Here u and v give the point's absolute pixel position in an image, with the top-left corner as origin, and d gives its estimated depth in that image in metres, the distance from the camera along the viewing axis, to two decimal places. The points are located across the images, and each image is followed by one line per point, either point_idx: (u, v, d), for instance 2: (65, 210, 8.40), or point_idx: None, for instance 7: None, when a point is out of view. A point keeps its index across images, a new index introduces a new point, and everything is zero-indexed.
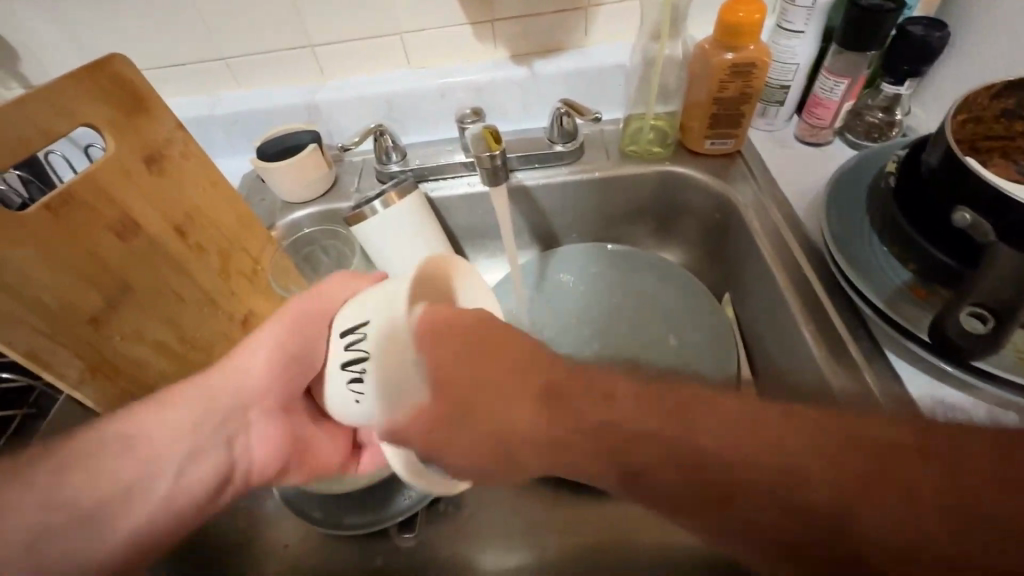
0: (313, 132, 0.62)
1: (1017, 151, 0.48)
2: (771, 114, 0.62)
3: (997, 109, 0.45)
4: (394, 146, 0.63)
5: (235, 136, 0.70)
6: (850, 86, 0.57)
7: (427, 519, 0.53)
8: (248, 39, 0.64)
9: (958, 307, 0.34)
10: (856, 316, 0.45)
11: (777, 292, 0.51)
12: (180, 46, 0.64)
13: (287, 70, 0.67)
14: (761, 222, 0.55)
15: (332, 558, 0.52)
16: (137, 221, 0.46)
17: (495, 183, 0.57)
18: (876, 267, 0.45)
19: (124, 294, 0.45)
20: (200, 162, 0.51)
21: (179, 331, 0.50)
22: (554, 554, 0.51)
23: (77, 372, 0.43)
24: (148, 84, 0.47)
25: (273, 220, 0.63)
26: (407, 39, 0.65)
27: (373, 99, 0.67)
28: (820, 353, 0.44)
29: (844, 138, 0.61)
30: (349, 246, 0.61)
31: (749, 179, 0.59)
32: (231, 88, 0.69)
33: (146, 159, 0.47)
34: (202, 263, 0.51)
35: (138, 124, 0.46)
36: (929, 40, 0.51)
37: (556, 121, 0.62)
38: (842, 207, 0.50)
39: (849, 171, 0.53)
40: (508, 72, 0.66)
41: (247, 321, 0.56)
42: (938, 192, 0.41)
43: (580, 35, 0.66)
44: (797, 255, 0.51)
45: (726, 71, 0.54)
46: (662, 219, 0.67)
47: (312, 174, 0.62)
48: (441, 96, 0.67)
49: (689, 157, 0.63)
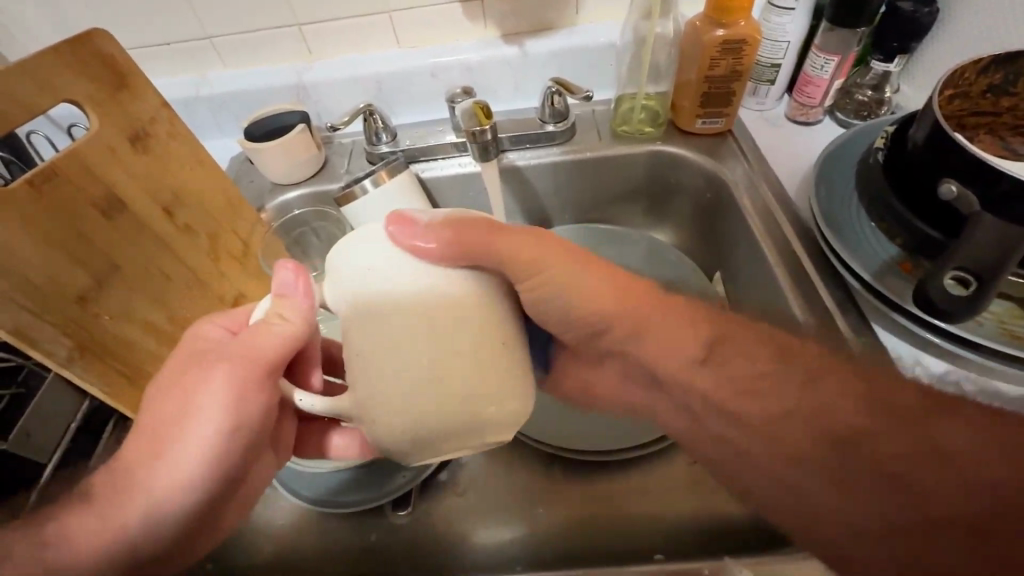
0: (301, 113, 0.62)
1: (1003, 127, 0.49)
2: (761, 93, 0.62)
3: (983, 85, 0.45)
4: (384, 126, 0.63)
5: (223, 117, 0.69)
6: (839, 64, 0.57)
7: (421, 497, 0.53)
8: (234, 18, 0.63)
9: (941, 273, 0.34)
10: (845, 292, 0.46)
11: (768, 272, 0.51)
12: (163, 24, 0.63)
13: (274, 51, 0.66)
14: (752, 200, 0.55)
15: (328, 535, 0.52)
16: (123, 198, 0.45)
17: (484, 159, 0.56)
18: (864, 242, 0.45)
19: (114, 273, 0.45)
20: (187, 141, 0.50)
21: (168, 311, 0.49)
22: (551, 526, 0.51)
23: (65, 350, 0.42)
24: (130, 61, 0.46)
25: (262, 202, 0.63)
26: (397, 18, 0.64)
27: (362, 80, 0.66)
28: (809, 328, 0.45)
29: (834, 117, 0.61)
30: (340, 227, 0.61)
31: (740, 157, 0.59)
32: (218, 69, 0.68)
33: (132, 137, 0.46)
34: (190, 243, 0.51)
35: (123, 101, 0.46)
36: (918, 16, 0.51)
37: (548, 100, 0.62)
38: (831, 184, 0.50)
39: (839, 147, 0.53)
40: (499, 52, 0.66)
41: (237, 302, 0.56)
42: (926, 166, 0.41)
43: (571, 14, 0.66)
44: (786, 231, 0.51)
45: (716, 48, 0.54)
46: (654, 199, 0.67)
47: (302, 154, 0.61)
48: (432, 75, 0.67)
49: (680, 136, 0.63)
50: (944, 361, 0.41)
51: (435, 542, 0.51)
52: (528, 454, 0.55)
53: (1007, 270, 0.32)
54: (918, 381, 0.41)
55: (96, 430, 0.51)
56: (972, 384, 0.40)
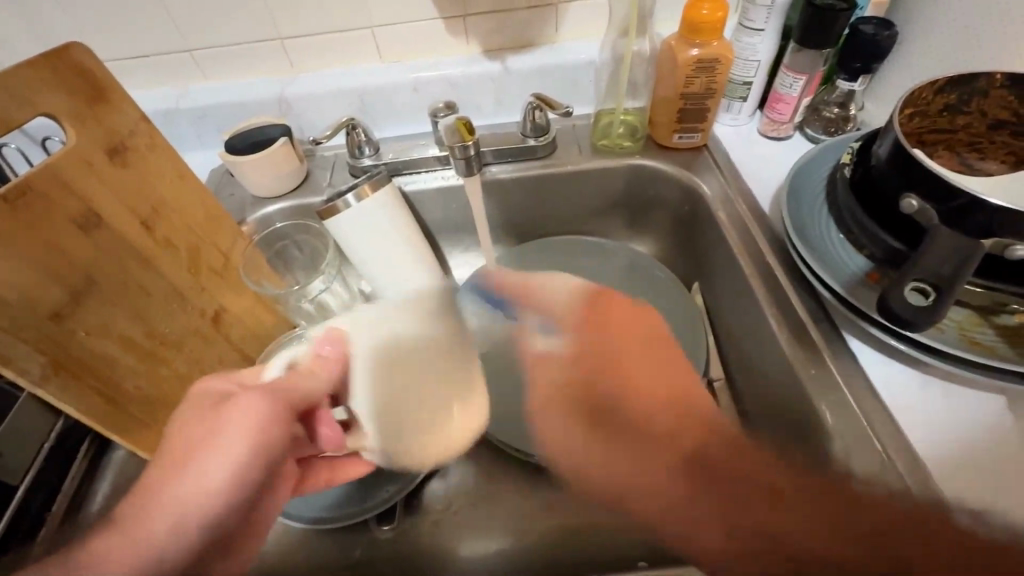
0: (283, 126, 0.62)
1: (959, 143, 0.51)
2: (735, 109, 0.64)
3: (940, 104, 0.48)
4: (367, 140, 0.63)
5: (202, 130, 0.68)
6: (807, 83, 0.59)
7: (406, 511, 0.53)
8: (215, 31, 0.63)
9: (901, 284, 0.36)
10: (817, 303, 0.48)
11: (745, 283, 0.52)
12: (143, 37, 0.62)
13: (254, 63, 0.66)
14: (728, 214, 0.57)
15: (311, 552, 0.51)
16: (100, 213, 0.45)
17: (468, 173, 0.57)
18: (834, 255, 0.47)
19: (90, 288, 0.44)
20: (167, 153, 0.50)
21: (147, 326, 0.49)
22: (536, 537, 0.52)
23: (41, 369, 0.41)
24: (109, 74, 0.46)
25: (244, 215, 0.62)
26: (378, 33, 0.65)
27: (345, 93, 0.66)
28: (785, 338, 0.46)
29: (803, 132, 0.63)
30: (321, 240, 0.61)
31: (715, 171, 0.61)
32: (198, 81, 0.67)
33: (109, 150, 0.45)
34: (169, 257, 0.50)
35: (100, 115, 0.45)
36: (879, 39, 0.54)
37: (528, 115, 0.63)
38: (800, 198, 0.52)
39: (808, 162, 0.55)
40: (480, 68, 0.67)
41: (218, 316, 0.55)
42: (889, 181, 0.43)
43: (551, 31, 0.67)
44: (760, 243, 0.53)
45: (691, 67, 0.56)
46: (633, 212, 0.69)
47: (284, 167, 0.61)
48: (415, 89, 0.67)
49: (658, 151, 0.64)
50: (911, 368, 0.43)
51: (419, 558, 0.51)
52: (514, 466, 0.55)
53: (962, 281, 0.34)
54: (889, 388, 0.42)
55: (69, 450, 0.50)
56: (938, 389, 0.42)
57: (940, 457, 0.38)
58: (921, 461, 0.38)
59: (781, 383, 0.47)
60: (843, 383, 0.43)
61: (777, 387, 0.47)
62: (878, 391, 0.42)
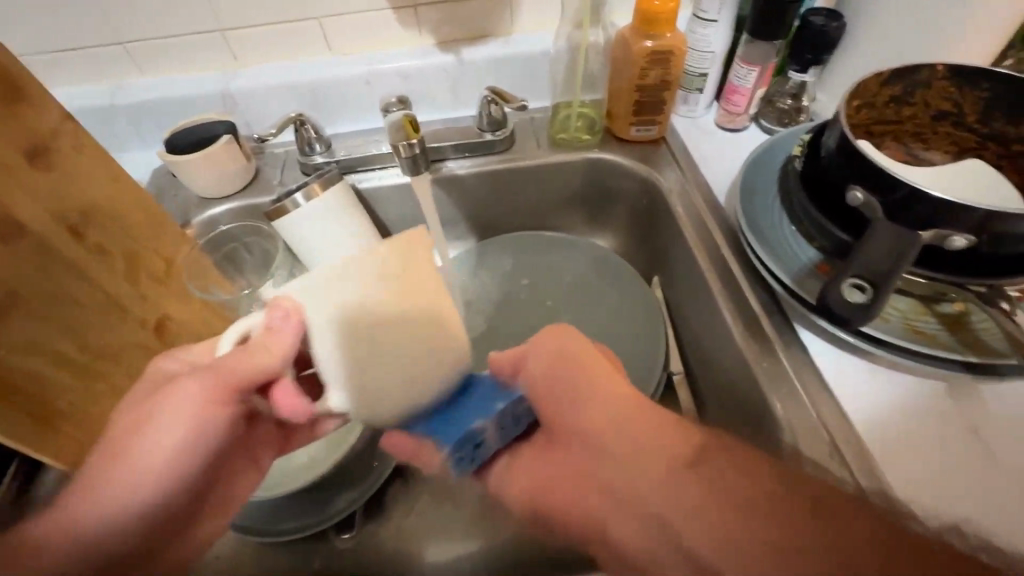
0: (227, 123, 0.59)
1: (905, 134, 0.52)
2: (691, 101, 0.64)
3: (887, 95, 0.48)
4: (317, 137, 0.61)
5: (141, 127, 0.65)
6: (760, 74, 0.59)
7: (366, 518, 0.52)
8: (149, 22, 0.59)
9: (840, 280, 0.36)
10: (770, 296, 0.48)
11: (701, 277, 0.52)
12: (69, 28, 0.58)
13: (195, 56, 0.63)
14: (685, 207, 0.57)
15: (268, 564, 0.50)
16: (22, 220, 0.41)
17: (415, 171, 0.55)
18: (786, 248, 0.47)
19: (12, 302, 0.41)
20: (95, 155, 0.47)
21: (81, 339, 0.46)
22: (499, 539, 0.51)
23: None
24: (25, 69, 0.42)
25: (188, 217, 0.60)
26: (326, 24, 0.62)
27: (293, 88, 0.64)
28: (739, 332, 0.47)
29: (758, 124, 0.64)
30: (272, 242, 0.60)
31: (672, 164, 0.61)
32: (134, 75, 0.63)
33: (30, 152, 0.42)
34: (103, 265, 0.47)
35: (18, 112, 0.41)
36: (828, 30, 0.54)
37: (484, 109, 0.62)
38: (753, 190, 0.52)
39: (761, 153, 0.56)
40: (434, 60, 0.65)
41: (161, 325, 0.53)
42: (836, 174, 0.44)
43: (506, 22, 0.66)
44: (715, 236, 0.53)
45: (646, 58, 0.55)
46: (594, 206, 0.68)
47: (229, 167, 0.59)
48: (367, 83, 0.65)
49: (616, 144, 0.64)
50: (859, 358, 0.44)
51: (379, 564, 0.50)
52: None
53: (896, 277, 0.35)
54: (837, 378, 0.43)
55: None
56: (885, 379, 0.43)
57: (886, 446, 0.39)
58: (867, 450, 0.39)
59: (736, 376, 0.47)
60: (794, 376, 0.43)
61: (732, 381, 0.48)
62: (828, 383, 0.43)
